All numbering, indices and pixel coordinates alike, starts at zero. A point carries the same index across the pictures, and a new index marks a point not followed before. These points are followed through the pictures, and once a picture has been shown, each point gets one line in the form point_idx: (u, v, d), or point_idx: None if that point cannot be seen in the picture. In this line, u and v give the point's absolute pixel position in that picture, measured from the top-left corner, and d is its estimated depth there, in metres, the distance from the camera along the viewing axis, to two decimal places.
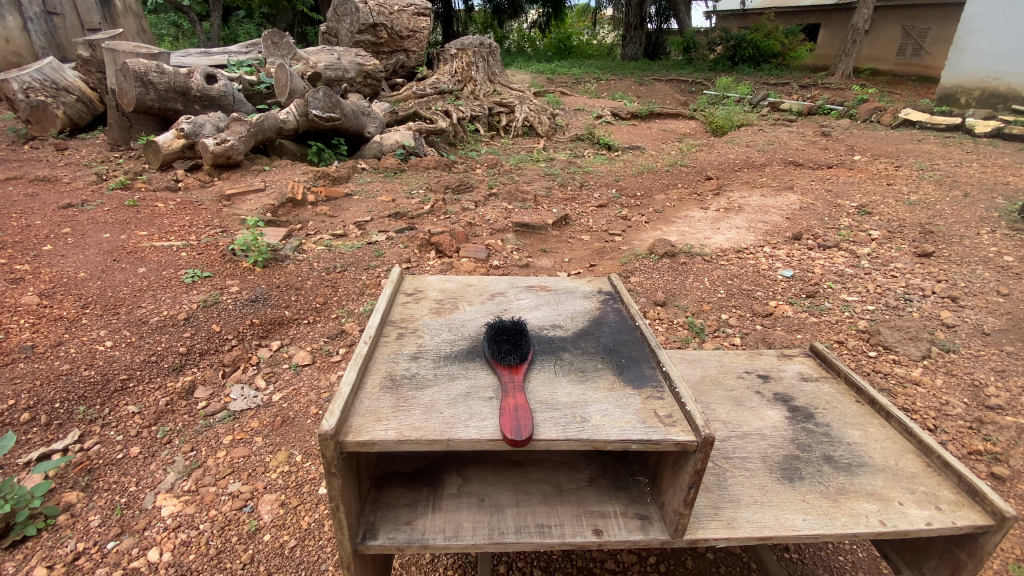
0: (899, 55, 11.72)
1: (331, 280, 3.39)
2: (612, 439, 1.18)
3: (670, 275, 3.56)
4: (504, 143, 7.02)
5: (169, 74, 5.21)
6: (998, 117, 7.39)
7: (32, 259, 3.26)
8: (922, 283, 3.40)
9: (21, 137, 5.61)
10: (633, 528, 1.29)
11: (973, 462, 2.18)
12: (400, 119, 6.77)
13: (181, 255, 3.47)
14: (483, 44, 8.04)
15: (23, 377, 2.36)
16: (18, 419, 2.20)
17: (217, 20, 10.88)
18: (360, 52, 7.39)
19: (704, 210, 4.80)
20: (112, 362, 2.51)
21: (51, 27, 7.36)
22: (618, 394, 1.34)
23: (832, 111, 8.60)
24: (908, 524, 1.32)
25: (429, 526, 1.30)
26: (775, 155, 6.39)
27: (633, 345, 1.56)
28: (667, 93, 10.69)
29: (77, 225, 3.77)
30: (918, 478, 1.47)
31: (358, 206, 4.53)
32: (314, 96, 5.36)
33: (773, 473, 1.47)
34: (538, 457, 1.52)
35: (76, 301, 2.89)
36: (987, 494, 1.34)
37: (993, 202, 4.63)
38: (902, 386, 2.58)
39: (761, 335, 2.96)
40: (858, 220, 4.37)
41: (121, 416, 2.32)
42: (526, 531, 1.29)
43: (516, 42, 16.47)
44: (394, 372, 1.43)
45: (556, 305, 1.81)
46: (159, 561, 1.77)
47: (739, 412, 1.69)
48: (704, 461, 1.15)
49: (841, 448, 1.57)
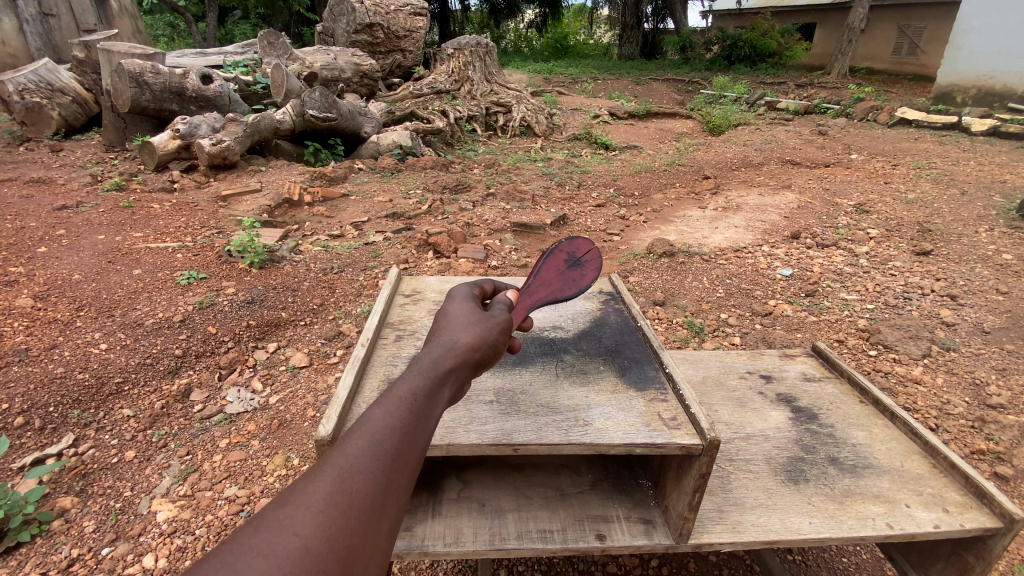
0: (894, 55, 11.76)
1: (327, 281, 3.35)
2: (616, 444, 1.16)
3: (669, 275, 3.54)
4: (501, 143, 7.00)
5: (164, 75, 5.18)
6: (994, 116, 7.40)
7: (26, 261, 3.23)
8: (920, 281, 3.39)
9: (16, 138, 5.58)
10: (637, 533, 1.27)
11: (976, 462, 2.16)
12: (397, 119, 6.74)
13: (177, 256, 3.44)
14: (481, 44, 8.00)
15: (17, 380, 2.33)
16: (12, 423, 2.18)
17: (213, 21, 10.84)
18: (357, 52, 7.34)
19: (702, 210, 4.78)
20: (107, 365, 2.48)
21: (47, 29, 7.33)
22: (621, 397, 1.31)
23: (828, 110, 8.60)
24: (916, 527, 1.31)
25: (429, 532, 1.28)
26: (772, 153, 6.38)
27: (635, 346, 1.53)
28: (664, 92, 10.70)
29: (72, 227, 3.74)
30: (925, 480, 1.45)
31: (355, 206, 4.50)
32: (311, 97, 5.33)
33: (778, 476, 1.45)
34: (539, 461, 1.49)
35: (70, 303, 2.86)
36: (994, 495, 1.33)
37: (991, 200, 4.63)
38: (903, 385, 2.56)
39: (761, 335, 2.94)
40: (857, 219, 4.36)
41: (117, 420, 2.28)
42: (527, 536, 1.27)
43: (513, 42, 16.44)
44: (392, 376, 1.40)
45: (556, 306, 1.79)
46: (155, 568, 1.75)
47: (742, 414, 1.67)
48: (710, 464, 1.13)
49: (845, 449, 1.55)
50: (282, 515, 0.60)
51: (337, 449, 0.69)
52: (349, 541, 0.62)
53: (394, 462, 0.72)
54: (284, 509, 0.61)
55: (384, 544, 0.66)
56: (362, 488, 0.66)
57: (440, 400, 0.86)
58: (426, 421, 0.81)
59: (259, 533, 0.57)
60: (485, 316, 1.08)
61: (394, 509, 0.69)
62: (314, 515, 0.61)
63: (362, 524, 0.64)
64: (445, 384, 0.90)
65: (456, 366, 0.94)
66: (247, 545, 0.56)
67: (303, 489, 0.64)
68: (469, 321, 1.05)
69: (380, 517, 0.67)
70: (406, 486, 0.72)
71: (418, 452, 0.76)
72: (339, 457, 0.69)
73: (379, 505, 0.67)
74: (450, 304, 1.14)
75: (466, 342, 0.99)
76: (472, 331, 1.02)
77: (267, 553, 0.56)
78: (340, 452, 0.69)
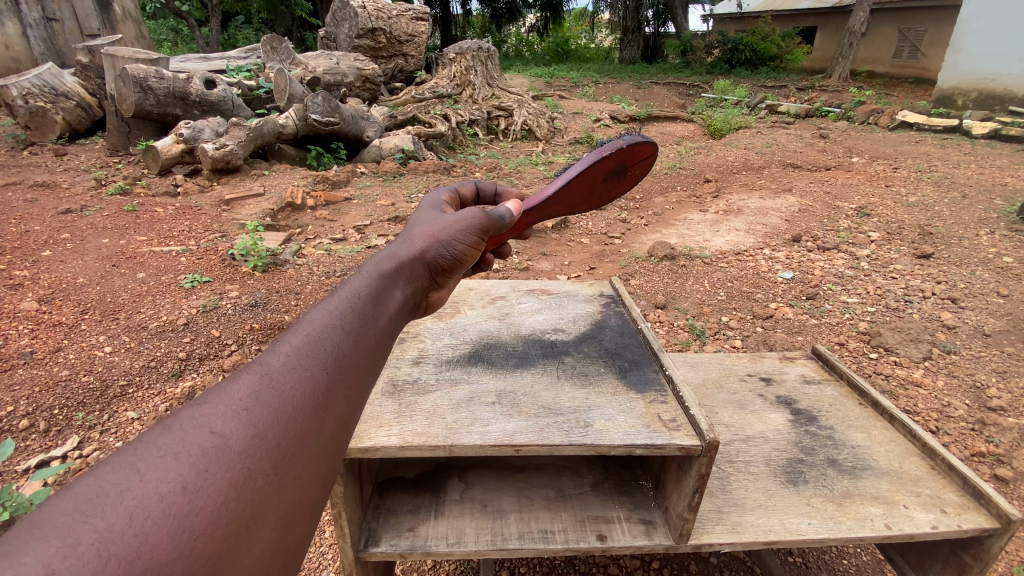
0: (895, 58, 11.78)
1: (330, 284, 3.36)
2: (616, 444, 1.17)
3: (670, 278, 3.56)
4: (503, 146, 7.04)
5: (168, 80, 5.23)
6: (994, 119, 7.42)
7: (31, 264, 3.26)
8: (921, 284, 3.40)
9: (20, 142, 5.62)
10: (638, 533, 1.28)
11: (976, 464, 2.17)
12: (399, 123, 6.78)
13: (181, 260, 3.46)
14: (482, 48, 8.04)
15: (22, 384, 2.36)
16: (17, 425, 2.20)
17: (216, 25, 10.90)
18: (359, 57, 7.38)
19: (703, 213, 4.80)
20: (112, 367, 2.50)
21: (51, 34, 7.39)
22: (621, 398, 1.33)
23: (829, 114, 8.62)
24: (914, 528, 1.32)
25: (432, 532, 1.29)
26: (773, 157, 6.40)
27: (635, 349, 1.55)
28: (665, 96, 10.72)
29: (76, 231, 3.77)
30: (923, 481, 1.46)
31: (358, 210, 4.52)
32: (314, 101, 5.36)
33: (778, 477, 1.47)
34: (541, 462, 1.51)
35: (75, 306, 2.89)
36: (992, 496, 1.34)
37: (991, 203, 4.64)
38: (904, 389, 2.57)
39: (762, 338, 2.95)
40: (857, 222, 4.37)
41: (121, 422, 2.29)
42: (529, 537, 1.29)
43: (514, 46, 16.51)
44: (395, 377, 1.42)
45: (558, 309, 1.81)
46: None
47: (742, 416, 1.68)
48: (709, 465, 1.14)
49: (845, 451, 1.56)
50: (200, 413, 0.57)
51: (264, 350, 0.67)
52: (278, 439, 0.59)
53: (329, 359, 0.70)
54: (204, 407, 0.58)
55: (320, 445, 0.64)
56: (291, 384, 0.64)
57: (389, 298, 0.87)
58: (372, 318, 0.80)
59: (171, 433, 0.55)
60: (450, 221, 1.09)
61: (332, 407, 0.67)
62: (235, 414, 0.58)
63: (291, 421, 0.61)
64: (395, 283, 0.91)
65: (410, 267, 0.96)
66: (157, 445, 0.53)
67: (223, 390, 0.61)
68: (429, 227, 1.07)
69: (314, 414, 0.64)
70: (346, 382, 0.70)
71: (360, 348, 0.74)
72: (265, 360, 0.66)
73: (313, 402, 0.65)
74: (418, 216, 1.17)
75: (416, 252, 0.99)
76: (430, 235, 1.04)
77: (179, 451, 0.53)
78: (268, 354, 0.67)
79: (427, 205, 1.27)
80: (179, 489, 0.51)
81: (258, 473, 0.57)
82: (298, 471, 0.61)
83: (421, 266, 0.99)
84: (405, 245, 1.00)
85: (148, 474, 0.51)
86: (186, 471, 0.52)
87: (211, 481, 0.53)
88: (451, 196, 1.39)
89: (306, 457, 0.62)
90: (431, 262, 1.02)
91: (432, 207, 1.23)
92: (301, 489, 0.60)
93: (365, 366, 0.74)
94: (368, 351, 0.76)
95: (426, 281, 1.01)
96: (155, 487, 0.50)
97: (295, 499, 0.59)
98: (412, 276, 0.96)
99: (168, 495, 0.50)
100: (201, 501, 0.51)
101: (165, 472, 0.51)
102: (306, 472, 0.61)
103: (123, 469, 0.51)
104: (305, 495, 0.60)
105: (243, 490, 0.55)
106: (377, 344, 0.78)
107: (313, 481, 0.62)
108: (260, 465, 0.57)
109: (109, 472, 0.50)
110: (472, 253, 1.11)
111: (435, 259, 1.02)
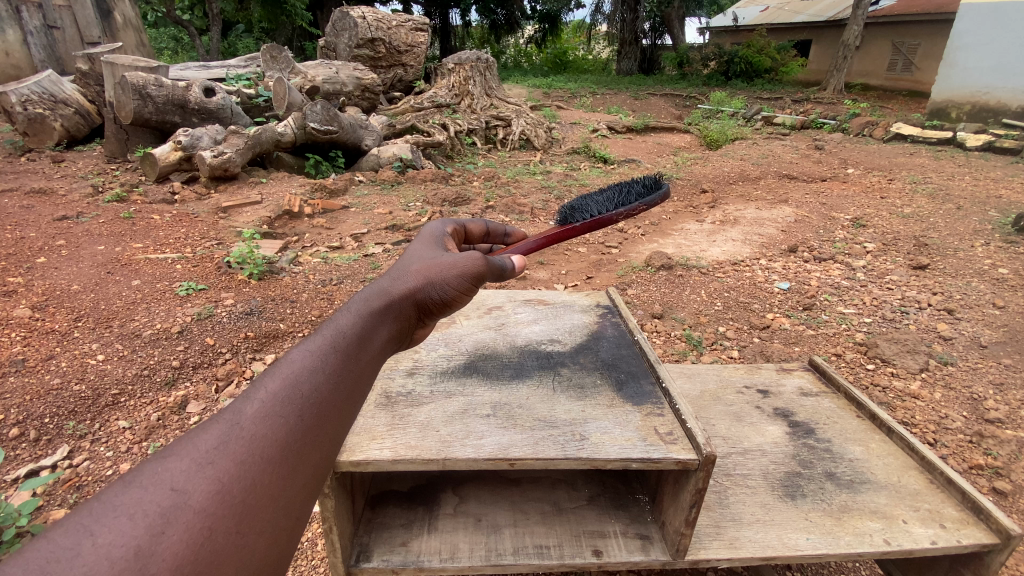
0: (889, 71, 11.88)
1: (327, 291, 3.33)
2: (612, 458, 1.15)
3: (667, 287, 3.56)
4: (500, 155, 7.09)
5: (167, 87, 5.22)
6: (988, 132, 7.48)
7: (26, 271, 3.24)
8: (917, 295, 3.40)
9: (18, 149, 5.60)
10: (634, 548, 1.26)
11: (974, 477, 2.16)
12: (397, 132, 6.80)
13: (177, 267, 3.45)
14: (481, 58, 7.99)
15: (12, 393, 2.33)
16: (8, 435, 2.17)
17: (217, 35, 10.91)
18: (359, 66, 7.40)
19: (700, 223, 4.82)
20: (104, 376, 2.47)
21: (51, 41, 7.39)
22: (618, 411, 1.31)
23: (824, 125, 8.67)
24: (913, 543, 1.30)
25: (425, 547, 1.27)
26: (769, 168, 6.42)
27: (632, 360, 1.54)
28: (663, 107, 10.79)
29: (72, 238, 3.75)
30: (922, 496, 1.45)
31: (355, 218, 4.53)
32: (312, 110, 5.38)
33: (775, 491, 1.45)
34: (536, 476, 1.49)
35: (69, 314, 2.87)
36: (991, 511, 1.33)
37: (986, 215, 4.67)
38: (901, 400, 2.56)
39: (759, 348, 2.94)
40: (853, 233, 4.38)
41: (112, 431, 2.26)
42: (524, 552, 1.27)
43: (513, 57, 16.68)
44: (389, 389, 1.40)
45: (554, 320, 1.80)
46: None
47: (738, 428, 1.67)
48: (705, 480, 1.13)
49: (842, 464, 1.55)
50: (165, 468, 0.61)
51: (237, 399, 0.71)
52: (243, 495, 0.63)
53: (302, 408, 0.74)
54: (169, 461, 0.62)
55: (286, 498, 0.68)
56: (258, 437, 0.68)
57: (375, 337, 0.90)
58: (353, 361, 0.84)
59: (132, 491, 0.58)
60: (448, 259, 1.10)
61: (302, 459, 0.71)
62: (199, 470, 0.62)
63: (256, 477, 0.65)
64: (382, 321, 0.94)
65: (401, 304, 0.99)
66: (115, 505, 0.57)
67: (190, 442, 0.65)
68: (425, 263, 1.08)
69: (281, 468, 0.68)
70: (318, 432, 0.74)
71: (337, 395, 0.79)
72: (236, 408, 0.70)
73: (283, 455, 0.69)
74: (422, 247, 1.19)
75: (413, 286, 1.02)
76: (424, 272, 1.06)
77: (137, 512, 0.57)
78: (242, 401, 0.71)
79: (429, 235, 1.28)
80: (131, 555, 0.54)
81: (221, 532, 0.60)
82: (262, 526, 0.64)
83: (412, 303, 1.01)
84: (398, 280, 1.02)
85: (102, 538, 0.54)
86: (141, 535, 0.55)
87: (166, 543, 0.56)
88: (455, 228, 1.39)
89: (271, 511, 0.66)
90: (424, 298, 1.04)
91: (434, 237, 1.24)
92: (266, 544, 0.64)
93: (341, 412, 0.79)
94: (347, 397, 0.80)
95: (417, 317, 1.04)
96: (107, 552, 0.53)
97: (257, 554, 0.63)
98: (402, 314, 0.99)
99: (119, 561, 0.53)
100: (154, 566, 0.54)
101: (120, 536, 0.54)
102: (270, 529, 0.65)
103: (77, 532, 0.54)
104: (269, 553, 0.64)
105: (201, 552, 0.58)
106: (356, 389, 0.82)
107: (282, 533, 0.66)
108: (223, 524, 0.60)
109: (63, 536, 0.53)
110: (468, 289, 1.11)
111: (425, 299, 1.04)
